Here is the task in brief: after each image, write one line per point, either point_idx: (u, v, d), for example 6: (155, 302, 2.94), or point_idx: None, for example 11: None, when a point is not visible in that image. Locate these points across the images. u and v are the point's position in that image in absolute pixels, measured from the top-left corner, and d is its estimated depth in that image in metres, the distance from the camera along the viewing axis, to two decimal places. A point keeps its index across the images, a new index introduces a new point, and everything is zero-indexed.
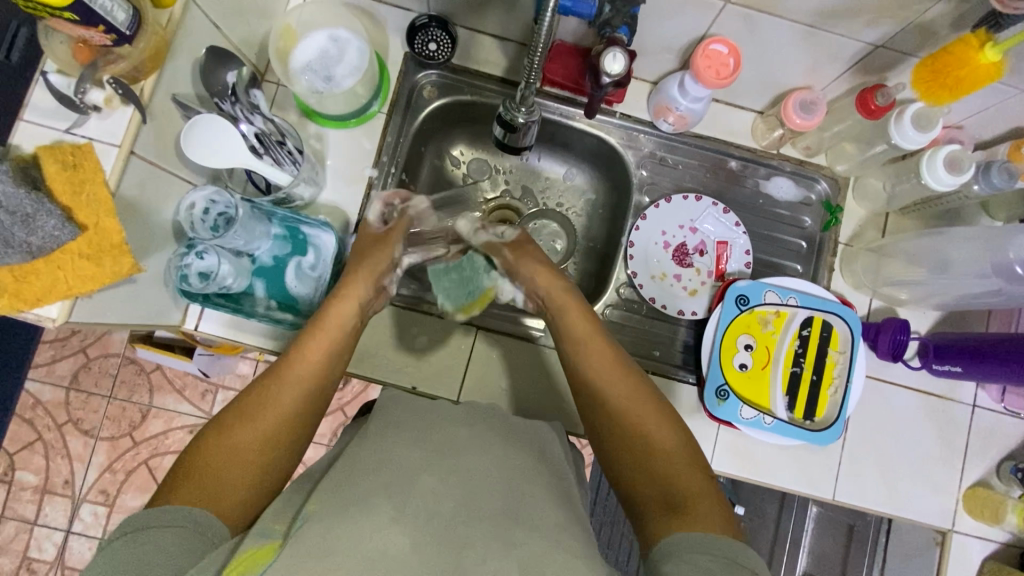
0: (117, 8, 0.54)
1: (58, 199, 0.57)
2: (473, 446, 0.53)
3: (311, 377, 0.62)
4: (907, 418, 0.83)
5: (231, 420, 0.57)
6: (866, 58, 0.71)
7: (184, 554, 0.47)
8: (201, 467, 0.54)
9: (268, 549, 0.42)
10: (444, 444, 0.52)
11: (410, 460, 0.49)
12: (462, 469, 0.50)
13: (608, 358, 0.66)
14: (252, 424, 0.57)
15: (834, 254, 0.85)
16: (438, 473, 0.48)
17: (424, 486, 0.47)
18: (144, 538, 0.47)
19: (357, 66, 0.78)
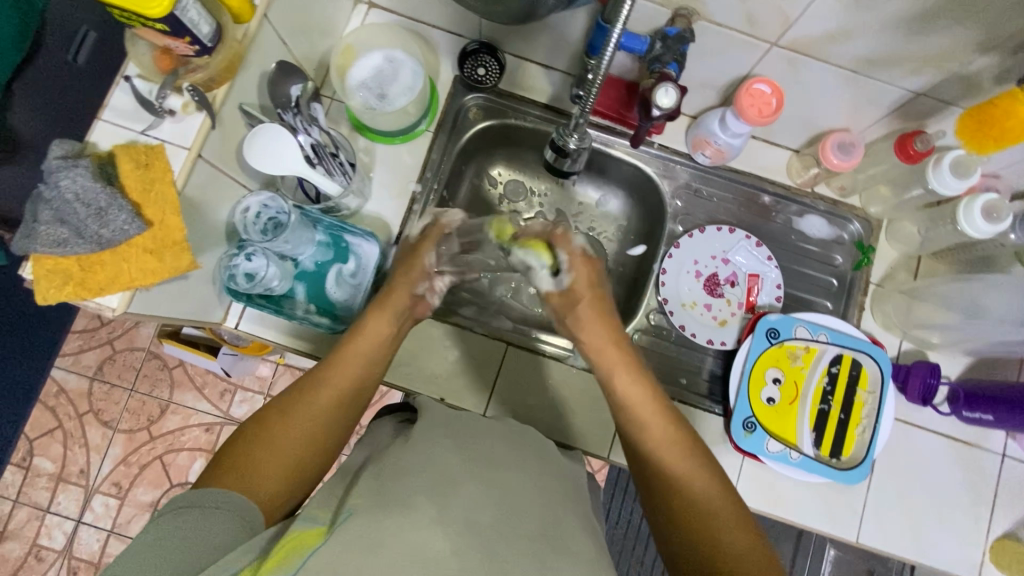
0: (204, 22, 0.58)
1: (129, 196, 0.60)
2: (508, 459, 0.54)
3: (348, 381, 0.64)
4: (934, 463, 0.83)
5: (274, 416, 0.59)
6: (906, 104, 0.73)
7: (230, 535, 0.49)
8: (244, 458, 0.56)
9: (314, 534, 0.43)
10: (481, 455, 0.53)
11: (450, 467, 0.50)
12: (498, 480, 0.51)
13: (649, 402, 0.66)
14: (294, 421, 0.59)
15: (864, 293, 0.86)
16: (477, 483, 0.49)
17: (463, 493, 0.48)
18: (191, 515, 0.48)
19: (410, 87, 0.82)
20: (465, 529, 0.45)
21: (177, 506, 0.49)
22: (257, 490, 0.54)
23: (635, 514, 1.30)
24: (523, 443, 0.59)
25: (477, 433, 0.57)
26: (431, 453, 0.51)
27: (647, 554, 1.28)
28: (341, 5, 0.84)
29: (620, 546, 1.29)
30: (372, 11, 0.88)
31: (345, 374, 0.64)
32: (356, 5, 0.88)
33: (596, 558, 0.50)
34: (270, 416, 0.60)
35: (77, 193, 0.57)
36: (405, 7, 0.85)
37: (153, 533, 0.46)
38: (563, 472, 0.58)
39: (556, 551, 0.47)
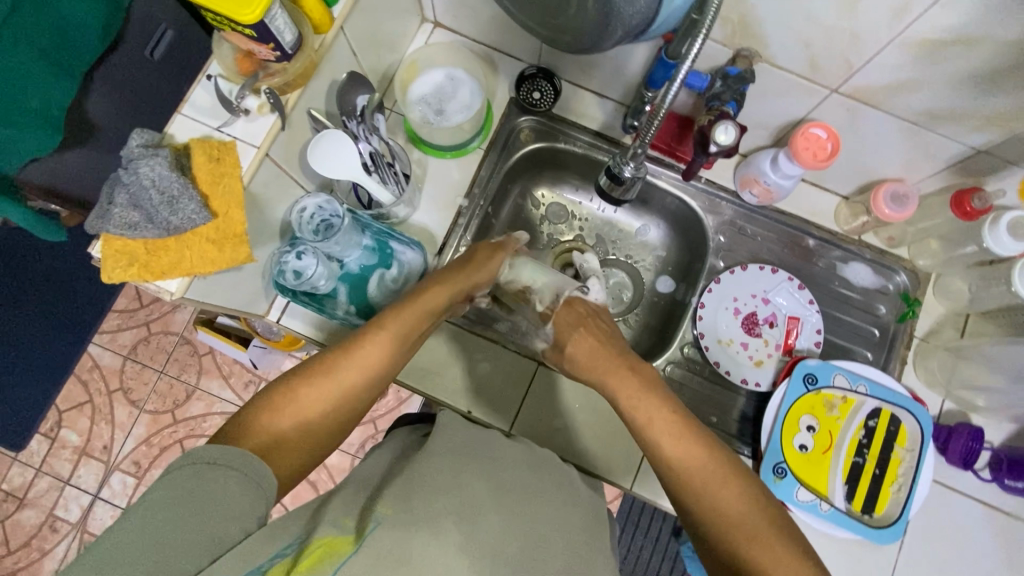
0: (288, 30, 0.62)
1: (199, 187, 0.63)
2: (539, 489, 0.53)
3: (378, 363, 0.63)
4: (971, 531, 0.79)
5: (293, 382, 0.59)
6: (965, 160, 0.72)
7: (244, 506, 0.47)
8: (264, 424, 0.56)
9: (342, 542, 0.41)
10: (513, 480, 0.52)
11: (476, 493, 0.48)
12: (527, 506, 0.50)
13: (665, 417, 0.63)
14: (313, 390, 0.59)
15: (908, 347, 0.84)
16: (506, 508, 0.48)
17: (492, 521, 0.46)
18: (210, 475, 0.47)
19: (468, 105, 0.85)
20: (489, 557, 0.44)
21: (196, 461, 0.47)
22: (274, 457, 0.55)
23: (645, 549, 1.30)
24: (550, 470, 0.58)
25: (509, 453, 0.56)
26: (459, 469, 0.50)
27: None
28: (409, 22, 0.88)
29: None
30: (437, 30, 0.92)
31: (369, 355, 0.63)
32: (423, 24, 0.92)
33: None
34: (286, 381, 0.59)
35: (153, 180, 0.60)
36: (470, 29, 0.89)
37: (172, 491, 0.45)
38: (588, 503, 0.57)
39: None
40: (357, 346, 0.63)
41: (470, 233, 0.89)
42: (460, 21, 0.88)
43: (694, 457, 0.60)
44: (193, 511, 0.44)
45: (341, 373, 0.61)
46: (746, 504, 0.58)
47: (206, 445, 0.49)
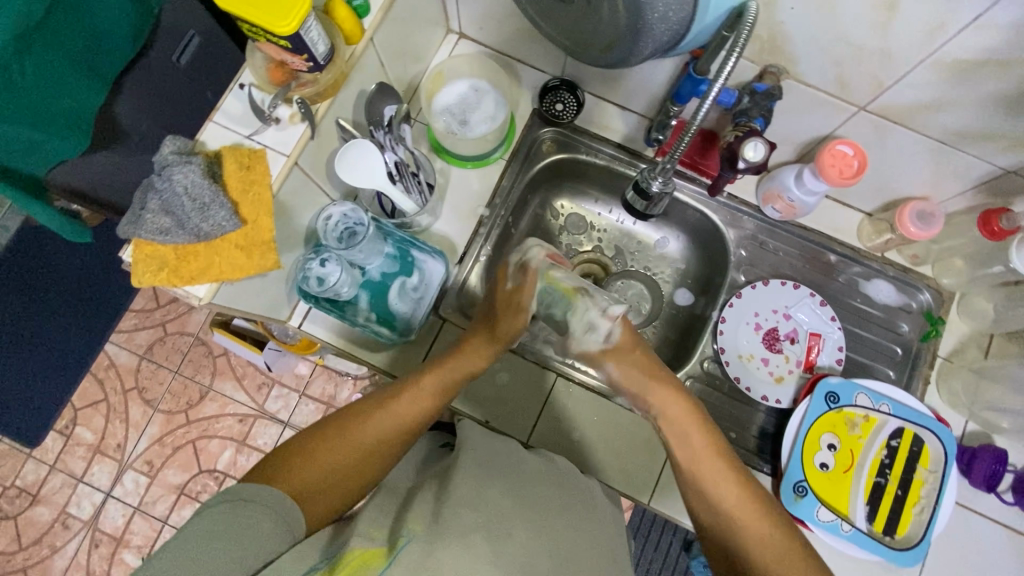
0: (321, 41, 0.62)
1: (229, 194, 0.64)
2: (563, 507, 0.52)
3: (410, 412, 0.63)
4: (994, 555, 0.78)
5: (332, 430, 0.60)
6: (993, 179, 0.71)
7: (275, 539, 0.47)
8: (300, 466, 0.56)
9: (376, 554, 0.42)
10: (539, 497, 0.52)
11: (503, 509, 0.48)
12: (552, 523, 0.49)
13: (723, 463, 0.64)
14: (351, 438, 0.59)
15: (930, 367, 0.83)
16: (533, 526, 0.48)
17: (518, 539, 0.46)
18: (243, 509, 0.47)
19: (492, 116, 0.86)
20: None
21: (230, 497, 0.48)
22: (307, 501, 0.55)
23: (655, 562, 1.29)
24: (572, 486, 0.58)
25: (533, 469, 0.55)
26: (487, 483, 0.50)
27: None
28: (435, 33, 0.89)
29: None
30: (462, 41, 0.93)
31: (404, 407, 0.62)
32: (448, 35, 0.93)
33: None
34: (325, 429, 0.60)
35: (186, 188, 0.61)
36: (495, 40, 0.90)
37: (205, 523, 0.45)
38: (610, 521, 0.57)
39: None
40: (394, 398, 0.63)
41: (490, 243, 0.90)
42: (485, 33, 0.88)
43: (735, 494, 0.62)
44: (227, 544, 0.44)
45: (378, 424, 0.61)
46: (776, 540, 0.60)
47: (237, 483, 0.50)
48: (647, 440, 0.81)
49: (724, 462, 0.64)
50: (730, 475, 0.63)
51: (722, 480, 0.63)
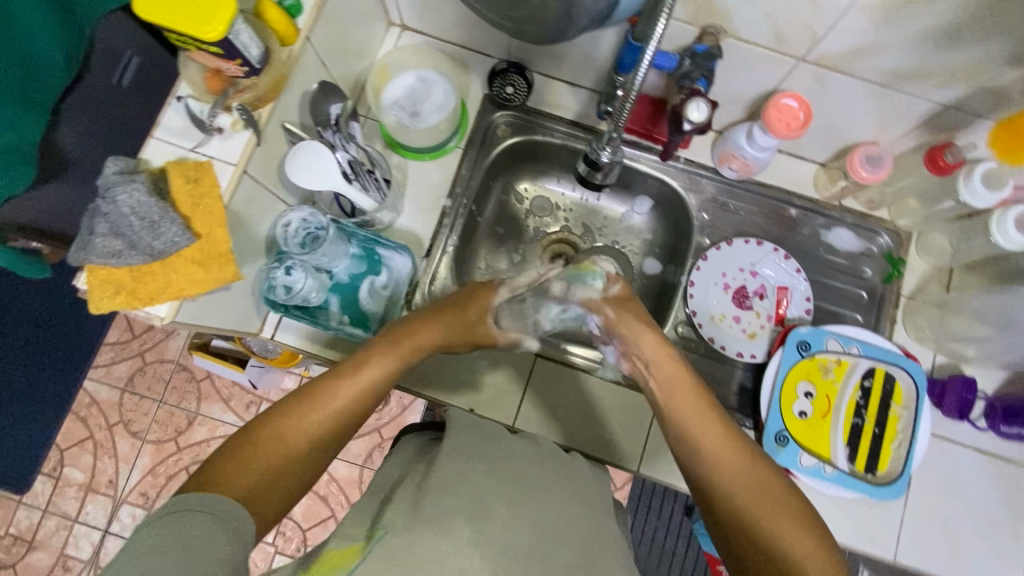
0: (253, 45, 0.61)
1: (179, 209, 0.62)
2: (545, 483, 0.52)
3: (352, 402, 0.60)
4: (973, 479, 0.81)
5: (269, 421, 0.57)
6: (934, 116, 0.73)
7: (221, 544, 0.48)
8: (242, 464, 0.54)
9: (352, 551, 0.41)
10: (518, 475, 0.51)
11: (482, 489, 0.48)
12: (534, 501, 0.49)
13: (695, 403, 0.58)
14: (293, 424, 0.57)
15: (896, 306, 0.85)
16: (511, 505, 0.47)
17: (501, 516, 0.46)
18: (189, 519, 0.48)
19: (442, 105, 0.85)
20: (497, 555, 0.43)
21: (173, 509, 0.49)
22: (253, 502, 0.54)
23: (659, 531, 1.32)
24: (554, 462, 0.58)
25: (513, 450, 0.56)
26: (463, 467, 0.50)
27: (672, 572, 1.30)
28: (376, 28, 0.88)
29: (645, 565, 1.31)
30: (405, 33, 0.92)
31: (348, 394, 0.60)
32: (390, 28, 0.92)
33: None
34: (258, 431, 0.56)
35: (133, 208, 0.60)
36: (437, 29, 0.89)
37: (146, 536, 0.46)
38: (595, 492, 0.57)
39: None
40: (331, 392, 0.59)
41: (456, 233, 0.89)
42: (427, 23, 0.88)
43: (714, 439, 0.56)
44: (169, 553, 0.45)
45: (318, 419, 0.58)
46: (758, 476, 0.56)
47: (183, 494, 0.51)
48: (630, 408, 0.82)
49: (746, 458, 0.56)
50: (760, 475, 0.56)
51: (698, 425, 0.57)
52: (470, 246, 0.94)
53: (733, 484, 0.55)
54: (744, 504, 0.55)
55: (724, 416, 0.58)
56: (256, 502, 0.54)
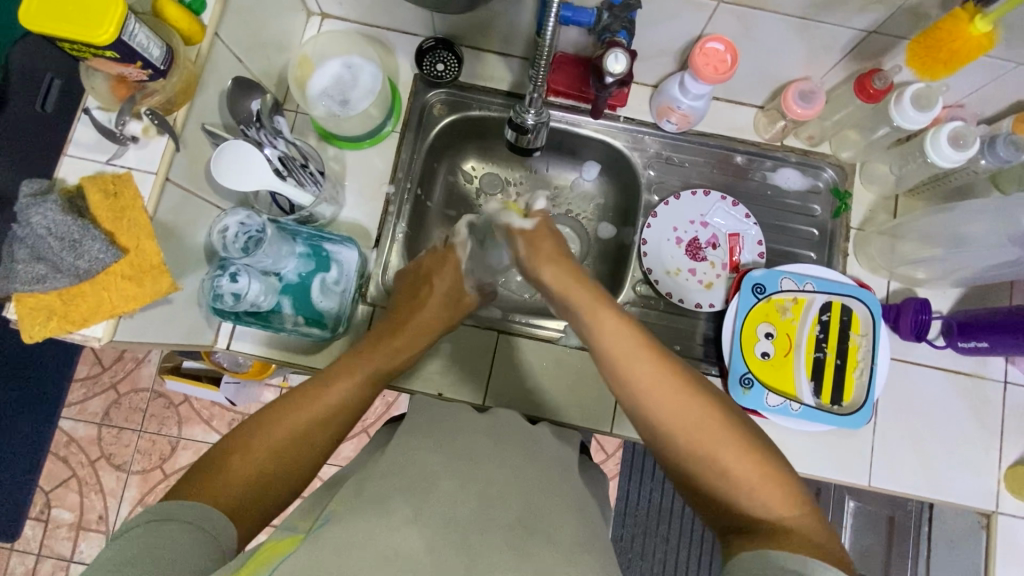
0: (153, 45, 0.59)
1: (101, 225, 0.60)
2: (497, 452, 0.52)
3: (344, 402, 0.60)
4: (937, 398, 0.82)
5: (254, 427, 0.56)
6: (858, 44, 0.73)
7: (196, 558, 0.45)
8: (228, 473, 0.53)
9: (291, 541, 0.41)
10: (467, 449, 0.51)
11: (427, 468, 0.47)
12: (482, 471, 0.48)
13: (629, 340, 0.57)
14: (280, 428, 0.56)
15: (847, 239, 0.86)
16: (456, 477, 0.46)
17: (445, 489, 0.45)
18: (165, 528, 0.45)
19: (370, 89, 0.82)
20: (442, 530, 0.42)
21: (155, 518, 0.46)
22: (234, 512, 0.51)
23: (654, 492, 1.33)
24: (511, 432, 0.57)
25: (465, 426, 0.55)
26: (412, 454, 0.50)
27: (672, 530, 1.31)
28: (294, 19, 0.86)
29: (644, 527, 1.32)
30: (326, 21, 0.90)
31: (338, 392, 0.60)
32: (310, 17, 0.90)
33: (587, 539, 0.47)
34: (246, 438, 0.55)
35: (49, 228, 0.57)
36: (358, 14, 0.87)
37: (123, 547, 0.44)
38: (555, 456, 0.57)
39: (538, 540, 0.43)
40: (326, 390, 0.60)
41: (403, 219, 0.88)
42: (346, 7, 0.86)
43: (648, 372, 0.55)
44: (145, 566, 0.42)
45: (307, 422, 0.57)
46: (698, 413, 0.53)
47: (165, 502, 0.48)
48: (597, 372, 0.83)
49: (683, 390, 0.54)
50: (701, 408, 0.53)
51: (631, 362, 0.56)
52: (421, 231, 0.92)
53: (673, 423, 0.53)
54: (686, 443, 0.52)
55: (658, 351, 0.56)
56: (244, 510, 0.52)
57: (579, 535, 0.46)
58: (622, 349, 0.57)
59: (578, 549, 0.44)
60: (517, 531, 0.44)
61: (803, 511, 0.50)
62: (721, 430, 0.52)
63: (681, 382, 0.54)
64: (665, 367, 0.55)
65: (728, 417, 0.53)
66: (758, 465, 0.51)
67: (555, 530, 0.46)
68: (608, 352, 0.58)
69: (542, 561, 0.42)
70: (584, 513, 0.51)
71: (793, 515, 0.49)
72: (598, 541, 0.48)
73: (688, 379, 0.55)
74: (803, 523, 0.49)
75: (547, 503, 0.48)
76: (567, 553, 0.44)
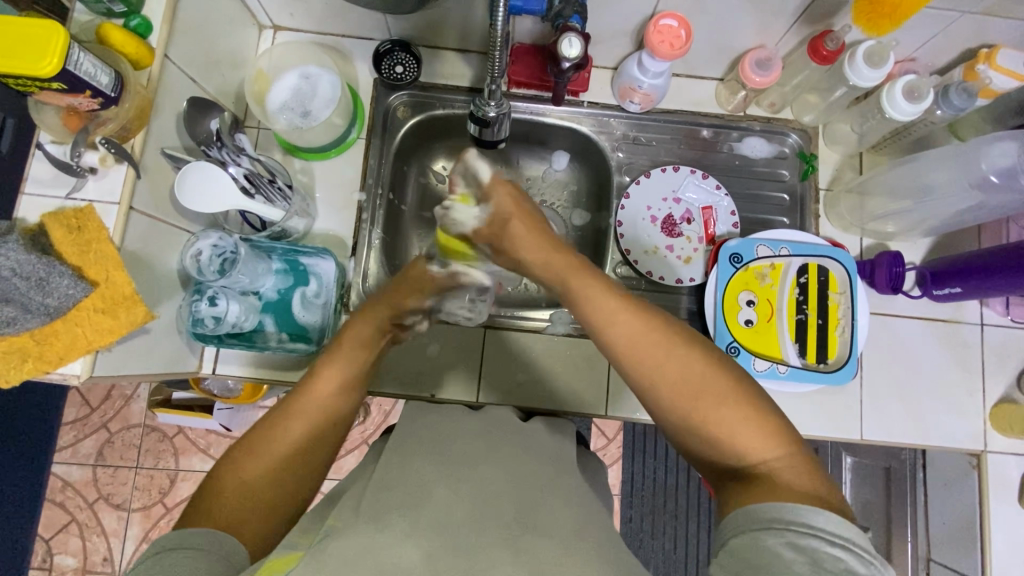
0: (101, 72, 0.58)
1: (67, 261, 0.59)
2: (489, 453, 0.52)
3: (320, 410, 0.59)
4: (919, 347, 0.84)
5: (260, 429, 0.57)
6: (807, 8, 0.74)
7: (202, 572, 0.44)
8: (231, 475, 0.53)
9: (290, 559, 0.41)
10: (460, 454, 0.51)
11: (422, 475, 0.48)
12: (475, 472, 0.49)
13: (609, 300, 0.57)
14: (277, 439, 0.56)
15: (817, 201, 0.88)
16: (449, 483, 0.47)
17: (439, 497, 0.45)
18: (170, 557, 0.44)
19: (331, 97, 0.81)
20: (440, 535, 0.42)
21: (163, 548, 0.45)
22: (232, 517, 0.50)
23: (659, 471, 1.34)
24: (504, 430, 0.58)
25: (457, 433, 0.55)
26: (406, 464, 0.50)
27: (680, 506, 1.32)
28: (246, 34, 0.85)
29: (652, 506, 1.33)
30: (279, 33, 0.89)
31: (331, 391, 0.60)
32: (263, 31, 0.89)
33: (585, 526, 0.47)
34: (235, 459, 0.54)
35: (12, 268, 0.55)
36: (311, 23, 0.87)
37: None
38: (549, 451, 0.57)
39: (536, 534, 0.43)
40: (300, 401, 0.59)
41: (378, 225, 0.88)
42: (298, 18, 0.85)
43: (628, 324, 0.55)
44: None
45: (288, 434, 0.56)
46: (681, 365, 0.53)
47: (174, 530, 0.47)
48: (586, 357, 0.83)
49: (662, 343, 0.54)
50: (681, 361, 0.53)
51: (611, 317, 0.56)
52: (398, 236, 0.92)
53: (657, 375, 0.53)
54: (673, 399, 0.52)
55: (638, 305, 0.57)
56: (244, 523, 0.50)
57: (575, 522, 0.46)
58: (597, 308, 0.57)
59: (575, 538, 0.44)
60: (515, 528, 0.44)
61: (790, 450, 0.49)
62: (705, 380, 0.52)
63: (660, 335, 0.54)
64: (645, 322, 0.55)
65: (714, 365, 0.53)
66: (739, 410, 0.51)
67: (552, 520, 0.46)
68: (587, 313, 0.57)
69: (539, 552, 0.42)
70: (581, 500, 0.51)
71: (774, 454, 0.49)
72: (595, 526, 0.48)
73: (669, 333, 0.54)
74: (786, 462, 0.49)
75: (543, 498, 0.48)
76: (564, 541, 0.44)
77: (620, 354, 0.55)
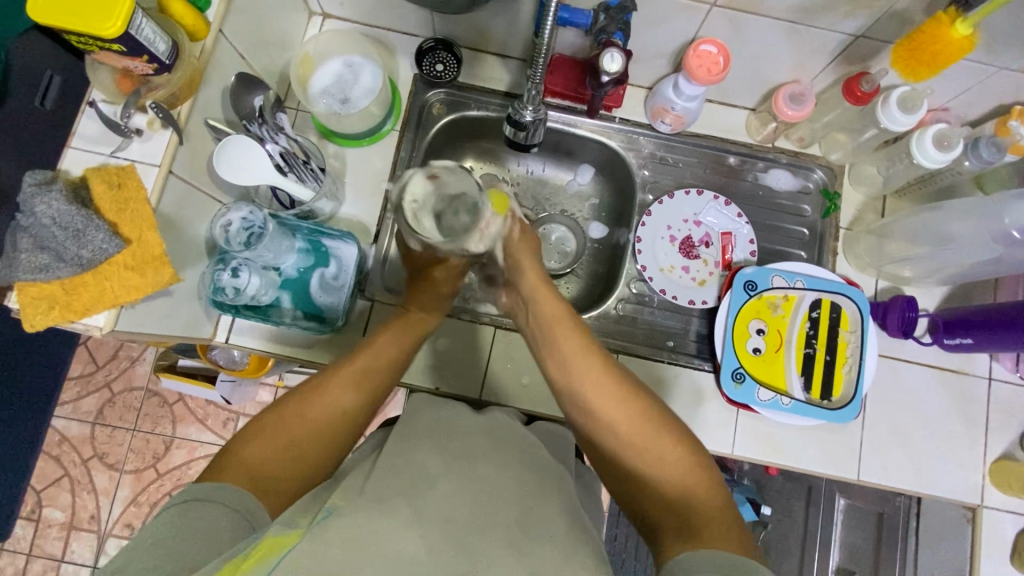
0: (159, 40, 0.60)
1: (104, 216, 0.61)
2: (492, 452, 0.53)
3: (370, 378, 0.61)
4: (925, 394, 0.84)
5: (308, 386, 0.59)
6: (848, 48, 0.75)
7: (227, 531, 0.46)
8: (271, 425, 0.55)
9: (291, 537, 0.41)
10: (466, 450, 0.52)
11: (428, 467, 0.49)
12: (477, 469, 0.50)
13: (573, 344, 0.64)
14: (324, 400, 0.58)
15: (836, 239, 0.88)
16: (454, 478, 0.48)
17: (442, 490, 0.46)
18: (193, 511, 0.46)
19: (371, 87, 0.83)
20: (439, 527, 0.43)
21: (189, 497, 0.48)
22: (253, 471, 0.52)
23: None
24: (505, 433, 0.58)
25: (462, 430, 0.57)
26: (412, 453, 0.51)
27: None
28: (296, 18, 0.87)
29: None
30: (327, 21, 0.92)
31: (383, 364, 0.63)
32: (311, 17, 0.92)
33: (581, 535, 0.48)
34: (285, 411, 0.57)
35: (52, 218, 0.57)
36: (359, 13, 0.89)
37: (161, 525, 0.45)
38: (546, 461, 0.57)
39: (533, 538, 0.44)
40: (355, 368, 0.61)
41: None
42: (347, 7, 0.88)
43: (592, 373, 0.61)
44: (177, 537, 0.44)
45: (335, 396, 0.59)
46: (635, 412, 0.59)
47: (201, 483, 0.50)
48: None
49: (619, 390, 0.60)
50: (637, 408, 0.59)
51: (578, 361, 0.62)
52: None
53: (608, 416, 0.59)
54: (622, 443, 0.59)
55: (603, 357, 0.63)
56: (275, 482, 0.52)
57: (572, 531, 0.47)
58: (572, 355, 0.63)
59: (572, 545, 0.45)
60: (513, 531, 0.45)
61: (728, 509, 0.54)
62: (655, 432, 0.58)
63: (619, 386, 0.60)
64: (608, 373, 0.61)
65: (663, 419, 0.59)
66: (683, 462, 0.57)
67: (549, 525, 0.47)
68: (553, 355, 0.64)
69: (537, 556, 0.43)
70: (577, 511, 0.52)
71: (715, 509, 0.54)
72: (588, 536, 0.49)
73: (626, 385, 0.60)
74: (725, 518, 0.53)
75: (540, 504, 0.49)
76: (560, 546, 0.45)
77: (582, 397, 0.61)
